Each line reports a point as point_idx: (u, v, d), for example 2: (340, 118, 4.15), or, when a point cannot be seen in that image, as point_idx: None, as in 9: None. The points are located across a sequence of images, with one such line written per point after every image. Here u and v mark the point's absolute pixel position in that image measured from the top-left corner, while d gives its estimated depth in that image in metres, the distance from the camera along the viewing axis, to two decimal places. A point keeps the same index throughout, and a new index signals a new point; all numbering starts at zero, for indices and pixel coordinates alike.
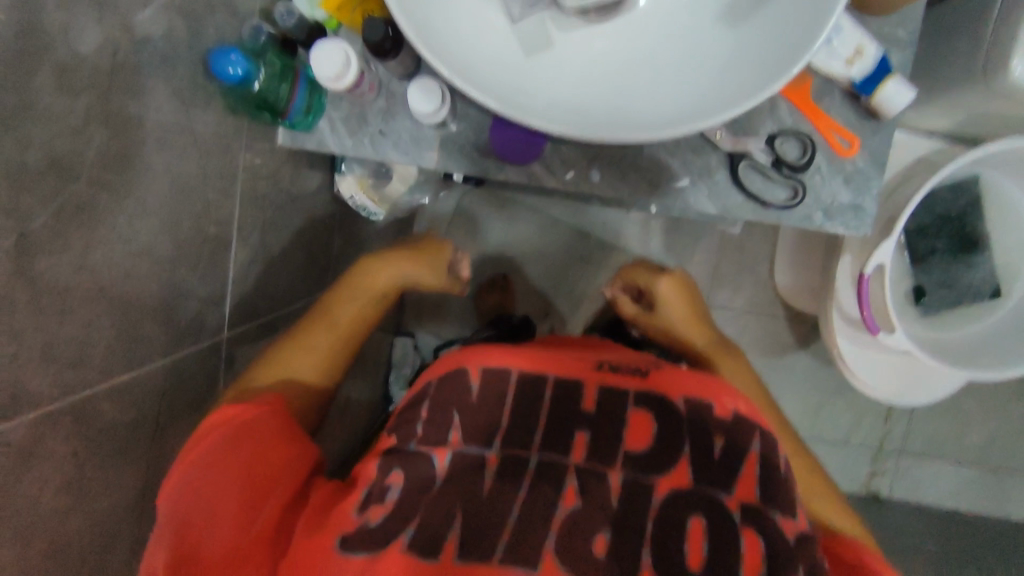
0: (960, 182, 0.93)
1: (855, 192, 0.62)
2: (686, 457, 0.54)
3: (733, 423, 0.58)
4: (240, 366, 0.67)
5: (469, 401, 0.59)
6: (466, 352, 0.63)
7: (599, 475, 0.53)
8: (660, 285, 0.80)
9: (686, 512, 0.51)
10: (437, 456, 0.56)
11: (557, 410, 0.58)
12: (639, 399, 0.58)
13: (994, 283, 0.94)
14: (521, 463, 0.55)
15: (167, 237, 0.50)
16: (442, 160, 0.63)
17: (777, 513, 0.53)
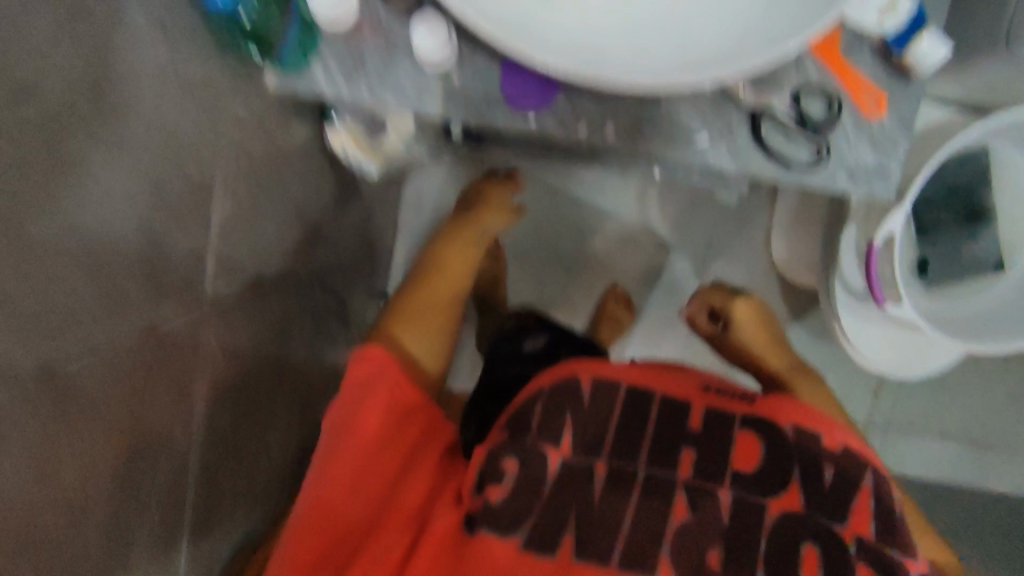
0: (971, 153, 0.92)
1: (881, 153, 0.58)
2: (796, 484, 0.64)
3: (845, 456, 0.67)
4: (234, 334, 0.63)
5: (583, 409, 0.69)
6: (569, 365, 0.74)
7: (710, 491, 0.64)
8: (736, 305, 0.87)
9: (801, 539, 0.61)
10: (551, 459, 0.67)
11: (664, 428, 0.69)
12: (744, 424, 0.68)
13: (998, 255, 0.93)
14: (631, 475, 0.66)
15: (143, 184, 0.45)
16: (444, 109, 0.58)
17: (898, 550, 0.63)
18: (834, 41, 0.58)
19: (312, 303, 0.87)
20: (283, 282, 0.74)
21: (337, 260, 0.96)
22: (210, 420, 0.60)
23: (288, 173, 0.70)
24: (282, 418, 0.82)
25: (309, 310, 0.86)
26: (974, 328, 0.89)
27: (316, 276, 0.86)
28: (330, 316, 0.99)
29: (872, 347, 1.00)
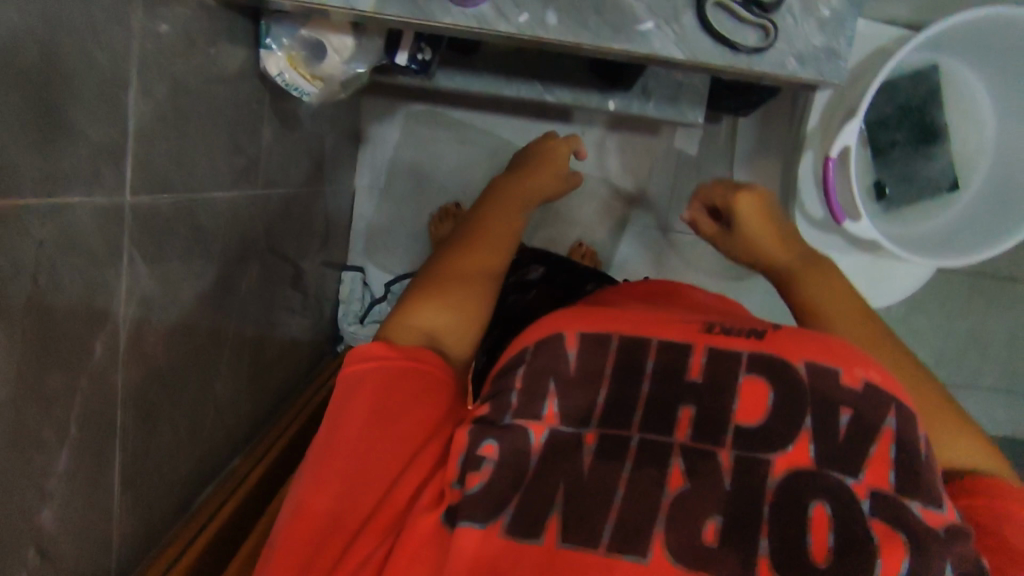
0: (920, 71, 0.92)
1: (829, 35, 0.58)
2: (807, 433, 0.45)
3: (867, 395, 0.46)
4: (169, 258, 0.58)
5: (569, 372, 0.50)
6: (553, 321, 0.54)
7: (705, 454, 0.45)
8: (741, 204, 0.68)
9: (808, 496, 0.43)
10: (533, 432, 0.48)
11: (660, 384, 0.49)
12: (753, 363, 0.48)
13: (952, 173, 0.93)
14: (623, 441, 0.47)
15: (43, 56, 0.39)
16: (380, 3, 0.55)
17: (918, 501, 0.44)
18: None
19: (262, 251, 0.83)
20: (227, 216, 0.69)
21: (287, 212, 0.92)
22: (141, 352, 0.55)
23: (225, 96, 0.65)
24: (231, 368, 0.77)
25: (258, 255, 0.82)
26: (939, 243, 0.90)
27: (263, 221, 0.82)
28: (283, 271, 0.95)
29: None
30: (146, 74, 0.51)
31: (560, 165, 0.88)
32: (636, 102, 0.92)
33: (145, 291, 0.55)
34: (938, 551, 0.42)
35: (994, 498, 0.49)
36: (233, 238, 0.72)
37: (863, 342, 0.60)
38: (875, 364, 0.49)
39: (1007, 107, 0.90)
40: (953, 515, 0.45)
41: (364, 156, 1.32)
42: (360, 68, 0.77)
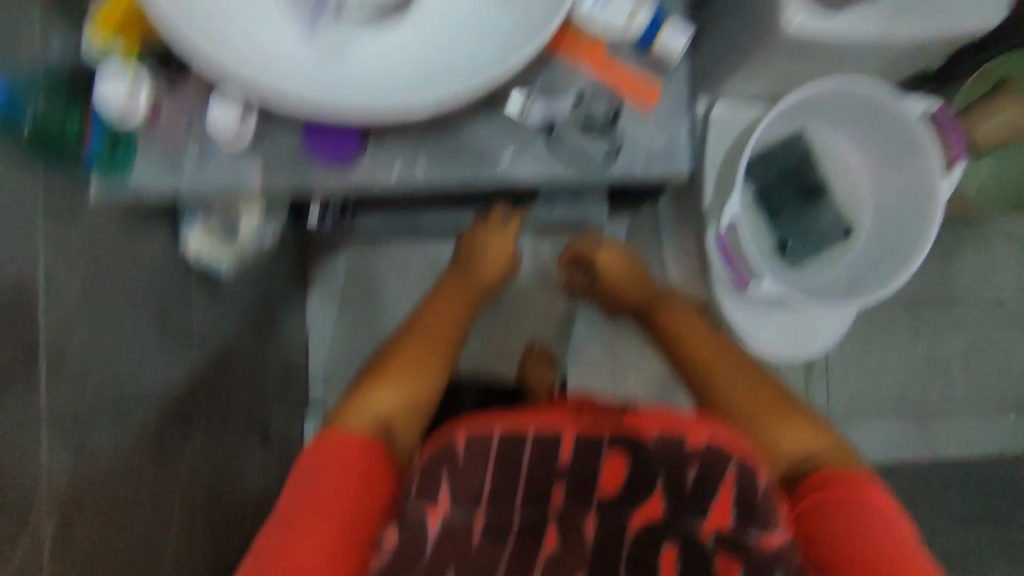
0: (790, 138, 1.01)
1: (667, 134, 0.65)
2: (656, 493, 0.59)
3: (710, 453, 0.60)
4: (106, 447, 0.60)
5: (456, 462, 0.59)
6: (461, 426, 0.63)
7: (580, 511, 0.59)
8: (601, 256, 1.03)
9: (661, 541, 0.58)
10: (429, 518, 0.57)
11: (537, 466, 0.60)
12: (614, 443, 0.61)
13: (845, 222, 1.00)
14: (507, 521, 0.59)
15: None
16: (266, 181, 0.62)
17: (751, 529, 0.58)
18: (597, 50, 0.65)
19: (216, 415, 0.85)
20: (166, 387, 0.71)
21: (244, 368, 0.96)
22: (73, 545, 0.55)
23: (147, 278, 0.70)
24: (181, 526, 0.76)
25: (212, 415, 0.83)
26: (844, 288, 0.98)
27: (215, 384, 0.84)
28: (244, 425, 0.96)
29: (770, 334, 1.05)
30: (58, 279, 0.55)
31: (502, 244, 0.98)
32: (542, 209, 1.00)
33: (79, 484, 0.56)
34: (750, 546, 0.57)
35: (829, 495, 0.67)
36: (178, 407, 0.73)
37: (726, 376, 0.83)
38: (718, 428, 0.63)
39: (870, 154, 0.98)
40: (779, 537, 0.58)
41: (315, 299, 1.38)
42: (267, 231, 0.79)
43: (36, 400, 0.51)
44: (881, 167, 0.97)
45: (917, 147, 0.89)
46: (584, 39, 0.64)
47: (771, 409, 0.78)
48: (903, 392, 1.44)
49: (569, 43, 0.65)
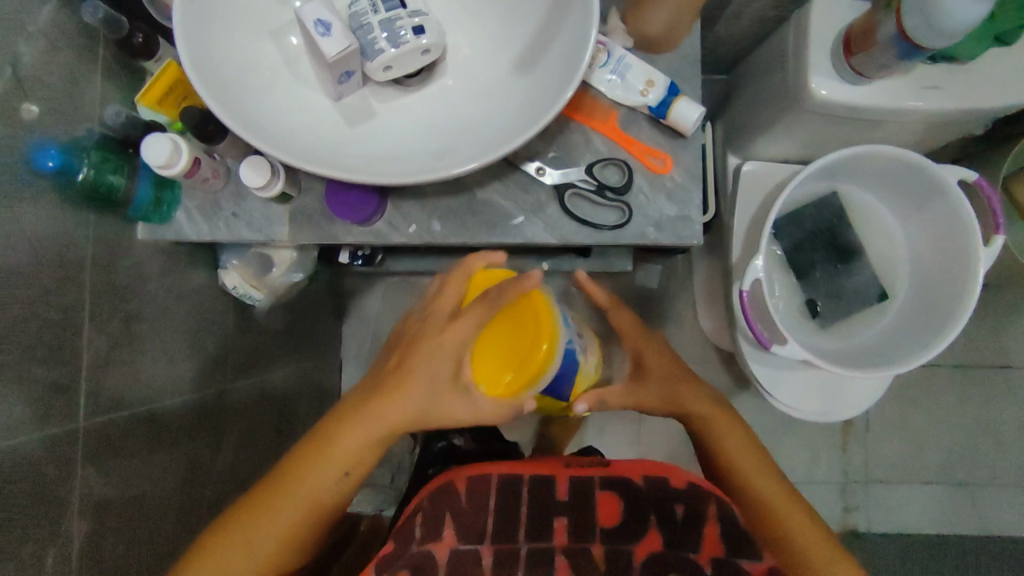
0: (823, 197, 0.99)
1: (679, 204, 0.66)
2: (655, 528, 0.65)
3: (691, 489, 0.68)
4: (136, 463, 0.66)
5: (460, 506, 0.67)
6: (450, 475, 0.73)
7: (581, 550, 0.64)
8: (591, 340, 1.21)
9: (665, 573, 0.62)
10: (437, 550, 0.64)
11: (536, 502, 0.68)
12: (602, 484, 0.69)
13: (878, 285, 0.97)
14: (514, 552, 0.64)
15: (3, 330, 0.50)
16: (293, 234, 0.67)
17: (746, 558, 0.63)
18: (613, 119, 0.67)
19: (250, 435, 0.89)
20: (200, 407, 0.78)
21: (285, 393, 1.02)
22: (95, 548, 0.61)
23: (182, 314, 0.75)
24: (221, 496, 0.81)
25: (247, 423, 0.89)
26: (876, 359, 0.94)
27: (247, 400, 0.89)
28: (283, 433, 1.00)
29: (794, 395, 1.01)
30: (98, 318, 0.61)
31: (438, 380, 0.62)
32: (569, 261, 1.01)
33: (99, 500, 0.61)
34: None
35: None
36: (208, 425, 0.80)
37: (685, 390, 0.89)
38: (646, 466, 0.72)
39: (909, 221, 0.95)
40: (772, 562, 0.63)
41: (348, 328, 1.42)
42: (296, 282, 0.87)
43: (72, 422, 0.58)
44: (918, 234, 0.94)
45: (960, 220, 0.85)
46: (602, 109, 0.66)
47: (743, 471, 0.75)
48: (941, 461, 1.38)
49: (584, 115, 0.66)
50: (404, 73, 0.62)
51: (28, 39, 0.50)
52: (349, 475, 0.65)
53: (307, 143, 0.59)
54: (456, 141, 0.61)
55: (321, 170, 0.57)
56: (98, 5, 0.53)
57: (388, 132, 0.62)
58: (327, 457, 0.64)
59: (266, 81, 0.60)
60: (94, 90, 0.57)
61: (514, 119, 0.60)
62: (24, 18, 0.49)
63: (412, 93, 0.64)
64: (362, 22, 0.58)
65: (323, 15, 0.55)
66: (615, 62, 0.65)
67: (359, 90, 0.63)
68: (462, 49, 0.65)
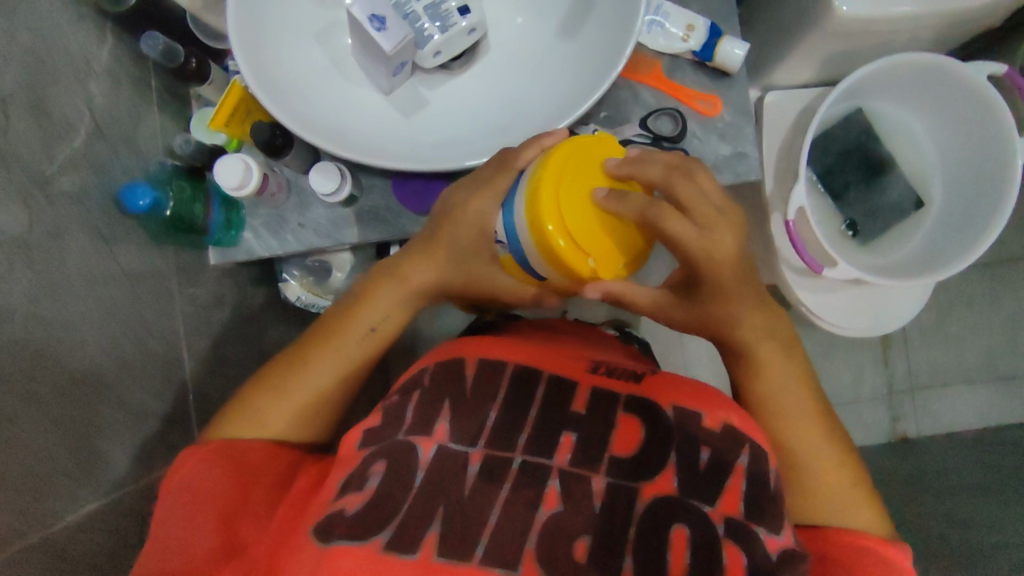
0: (848, 116, 1.00)
1: (733, 143, 0.67)
2: (670, 467, 0.50)
3: (726, 434, 0.53)
4: None
5: (464, 399, 0.55)
6: (450, 347, 0.60)
7: (580, 477, 0.50)
8: None
9: (669, 521, 0.48)
10: (422, 448, 0.52)
11: (548, 409, 0.54)
12: (629, 404, 0.54)
13: (913, 194, 0.99)
14: (506, 463, 0.51)
15: (115, 363, 0.51)
16: (361, 233, 0.67)
17: (762, 527, 0.49)
18: (658, 69, 0.67)
19: None
20: None
21: None
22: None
23: (249, 334, 0.76)
24: None
25: None
26: (919, 266, 0.96)
27: None
28: None
29: (841, 314, 1.03)
30: (190, 345, 0.62)
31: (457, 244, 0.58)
32: None
33: None
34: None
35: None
36: None
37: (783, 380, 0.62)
38: (694, 390, 0.57)
39: (937, 124, 0.96)
40: (789, 540, 0.50)
41: None
42: None
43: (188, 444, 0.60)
44: (948, 136, 0.95)
45: (991, 113, 0.86)
46: (645, 62, 0.66)
47: (796, 429, 0.60)
48: None
49: (629, 70, 0.66)
50: (450, 56, 0.62)
51: (95, 79, 0.50)
52: (378, 331, 0.62)
53: (374, 143, 0.60)
54: (516, 116, 0.61)
55: (395, 164, 0.58)
56: (157, 36, 0.55)
57: (445, 118, 0.63)
58: (353, 318, 0.61)
59: (320, 88, 0.60)
60: (151, 123, 0.58)
61: (570, 85, 0.60)
62: (88, 60, 0.50)
63: (459, 76, 0.64)
64: (406, 11, 0.57)
65: (375, 10, 0.55)
66: (653, 11, 0.66)
67: (408, 81, 0.63)
68: (499, 23, 0.64)
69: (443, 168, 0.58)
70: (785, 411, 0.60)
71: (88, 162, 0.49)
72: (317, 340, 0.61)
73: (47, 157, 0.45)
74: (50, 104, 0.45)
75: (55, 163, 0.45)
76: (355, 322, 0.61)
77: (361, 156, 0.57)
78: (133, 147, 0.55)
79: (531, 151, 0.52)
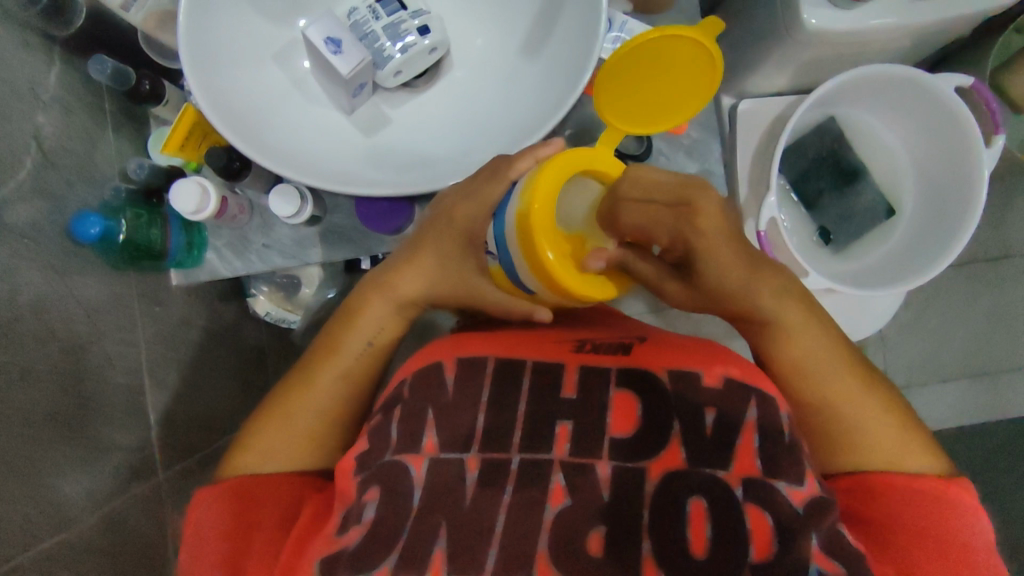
0: (821, 124, 1.00)
1: (699, 160, 0.68)
2: (676, 438, 0.47)
3: (728, 389, 0.50)
4: None
5: (445, 401, 0.52)
6: (437, 349, 0.58)
7: (584, 467, 0.46)
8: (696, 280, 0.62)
9: (684, 493, 0.44)
10: (413, 466, 0.49)
11: (537, 400, 0.51)
12: (621, 378, 0.51)
13: (884, 202, 0.99)
14: (503, 466, 0.48)
15: (73, 397, 0.50)
16: (327, 253, 0.67)
17: (784, 482, 0.46)
18: None
19: None
20: None
21: None
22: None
23: (219, 353, 0.75)
24: None
25: None
26: (889, 275, 0.96)
27: None
28: None
29: None
30: (156, 370, 0.62)
31: (449, 253, 0.56)
32: None
33: None
34: (807, 530, 0.44)
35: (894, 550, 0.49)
36: None
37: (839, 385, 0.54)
38: (697, 355, 0.54)
39: (908, 132, 0.97)
40: (815, 488, 0.47)
41: None
42: None
43: (154, 471, 0.59)
44: (918, 143, 0.96)
45: (959, 125, 0.86)
46: None
47: (827, 369, 0.53)
48: None
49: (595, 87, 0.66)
50: (412, 76, 0.61)
51: (43, 110, 0.49)
52: (374, 345, 0.60)
53: (337, 165, 0.59)
54: (481, 136, 0.61)
55: (357, 187, 0.57)
56: (106, 60, 0.54)
57: (410, 137, 0.62)
58: (347, 338, 0.59)
59: (280, 109, 0.59)
60: (105, 148, 0.57)
61: (533, 105, 0.60)
62: (36, 89, 0.49)
63: (423, 94, 0.63)
64: (365, 31, 0.57)
65: (331, 33, 0.55)
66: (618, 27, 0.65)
67: (370, 99, 0.62)
68: (463, 40, 0.64)
69: (405, 191, 0.58)
70: (812, 368, 0.53)
71: (38, 194, 0.48)
72: (314, 360, 0.60)
73: None
74: None
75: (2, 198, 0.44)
76: (348, 339, 0.59)
77: (323, 179, 0.57)
78: (86, 175, 0.54)
79: (525, 162, 0.50)
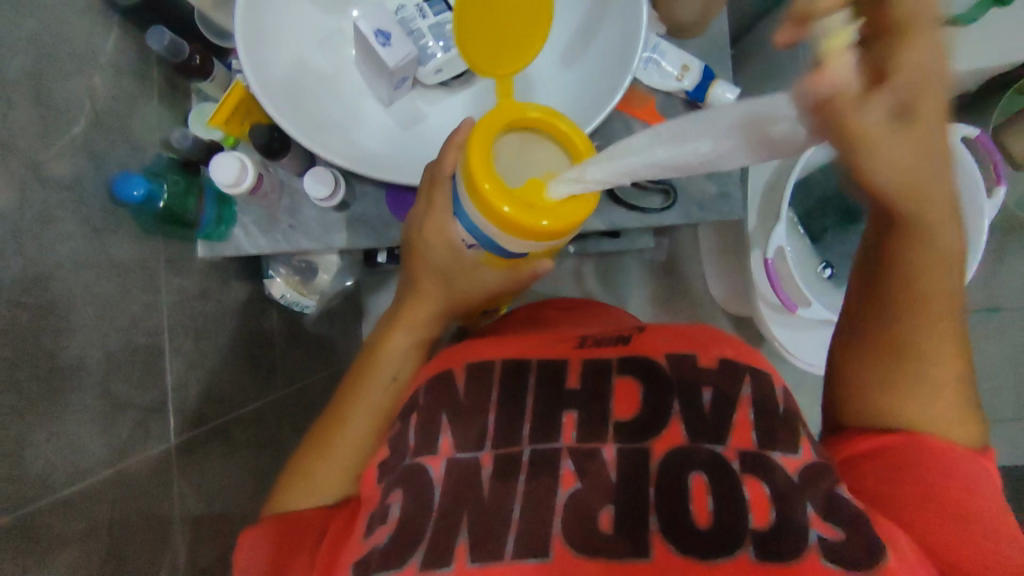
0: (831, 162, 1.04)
1: (718, 182, 0.72)
2: (676, 418, 0.50)
3: (722, 368, 0.53)
4: (209, 471, 0.68)
5: (458, 402, 0.54)
6: (453, 354, 0.60)
7: (591, 452, 0.49)
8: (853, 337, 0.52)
9: (686, 471, 0.47)
10: (431, 466, 0.51)
11: (544, 393, 0.54)
12: (623, 367, 0.54)
13: None
14: (515, 457, 0.50)
15: (96, 351, 0.51)
16: (351, 239, 0.68)
17: (778, 450, 0.48)
18: (651, 104, 0.69)
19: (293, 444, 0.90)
20: (255, 423, 0.79)
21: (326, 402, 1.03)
22: (194, 556, 0.63)
23: (232, 331, 0.76)
24: None
25: (290, 434, 0.90)
26: None
27: (290, 409, 0.90)
28: None
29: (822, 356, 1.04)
30: (174, 338, 0.63)
31: (439, 269, 0.56)
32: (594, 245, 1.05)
33: (190, 512, 0.63)
34: (801, 500, 0.45)
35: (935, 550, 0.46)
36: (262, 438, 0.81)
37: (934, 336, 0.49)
38: (689, 339, 0.57)
39: None
40: (810, 455, 0.49)
41: None
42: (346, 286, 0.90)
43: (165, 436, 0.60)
44: None
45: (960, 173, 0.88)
46: (642, 96, 0.69)
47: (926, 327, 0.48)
48: None
49: (624, 103, 0.69)
50: (452, 75, 0.64)
51: (98, 71, 0.51)
52: (401, 376, 0.62)
53: (372, 152, 0.61)
54: None
55: (389, 175, 0.59)
56: (164, 30, 0.55)
57: (439, 133, 0.64)
58: (373, 371, 0.62)
59: (322, 94, 0.61)
60: (148, 116, 0.58)
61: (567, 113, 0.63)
62: (94, 50, 0.51)
63: (458, 93, 0.65)
64: (411, 28, 0.59)
65: (381, 26, 0.57)
66: (651, 49, 0.69)
67: (407, 93, 0.64)
68: None
69: None
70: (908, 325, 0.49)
71: (84, 151, 0.50)
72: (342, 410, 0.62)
73: (45, 145, 0.45)
74: (52, 94, 0.46)
75: (51, 149, 0.46)
76: (373, 381, 0.62)
77: (356, 164, 0.59)
78: (128, 139, 0.56)
79: (450, 154, 0.51)
